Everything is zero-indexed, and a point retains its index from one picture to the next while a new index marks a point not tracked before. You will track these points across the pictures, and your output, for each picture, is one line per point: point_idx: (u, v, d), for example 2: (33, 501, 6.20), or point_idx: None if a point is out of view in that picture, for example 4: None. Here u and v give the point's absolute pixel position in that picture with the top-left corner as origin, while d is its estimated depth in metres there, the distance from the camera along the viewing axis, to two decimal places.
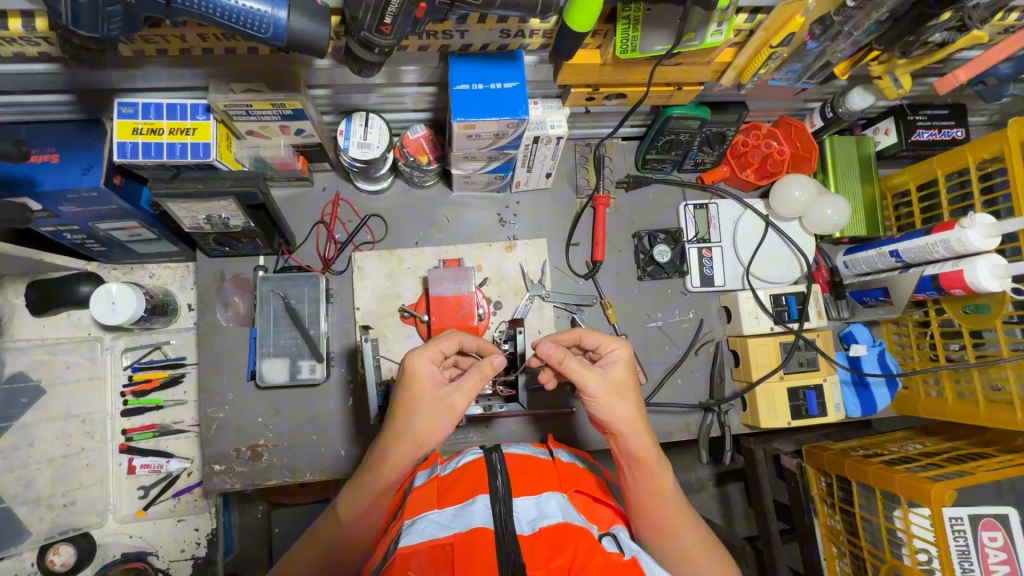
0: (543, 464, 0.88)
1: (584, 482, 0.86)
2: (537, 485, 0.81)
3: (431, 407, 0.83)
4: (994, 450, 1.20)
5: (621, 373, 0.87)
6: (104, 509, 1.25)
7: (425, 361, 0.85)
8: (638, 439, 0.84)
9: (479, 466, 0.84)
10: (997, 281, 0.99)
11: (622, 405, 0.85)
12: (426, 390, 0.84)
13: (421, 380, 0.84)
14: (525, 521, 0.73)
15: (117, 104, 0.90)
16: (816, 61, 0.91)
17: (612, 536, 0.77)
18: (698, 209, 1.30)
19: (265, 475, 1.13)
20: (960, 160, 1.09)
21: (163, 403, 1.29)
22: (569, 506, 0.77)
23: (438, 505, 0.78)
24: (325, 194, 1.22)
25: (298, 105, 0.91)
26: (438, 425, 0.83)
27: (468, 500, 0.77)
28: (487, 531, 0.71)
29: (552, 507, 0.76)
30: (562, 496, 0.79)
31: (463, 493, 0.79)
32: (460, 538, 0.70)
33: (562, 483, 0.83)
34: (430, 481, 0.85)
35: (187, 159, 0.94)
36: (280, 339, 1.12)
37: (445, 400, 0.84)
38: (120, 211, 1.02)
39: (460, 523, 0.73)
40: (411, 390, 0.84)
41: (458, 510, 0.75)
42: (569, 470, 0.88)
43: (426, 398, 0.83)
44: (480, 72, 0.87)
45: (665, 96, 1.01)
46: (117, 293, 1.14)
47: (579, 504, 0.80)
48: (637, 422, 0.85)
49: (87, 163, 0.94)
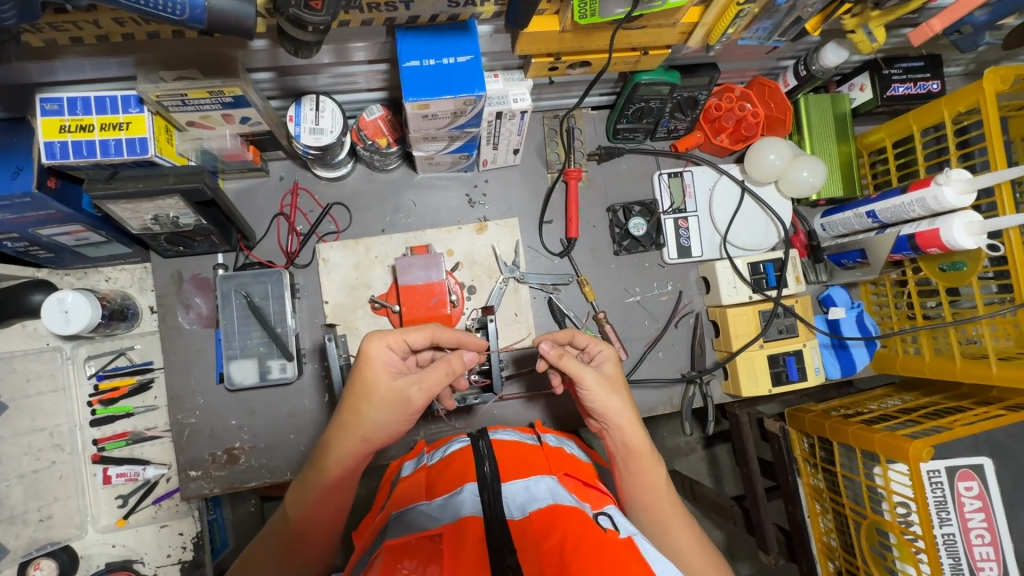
0: (531, 450, 0.86)
1: (573, 466, 0.83)
2: (526, 468, 0.78)
3: (383, 397, 0.80)
4: (969, 403, 1.22)
5: (610, 370, 0.91)
6: (83, 521, 1.22)
7: (383, 347, 0.82)
8: (634, 434, 0.86)
9: (466, 455, 0.81)
10: (972, 238, 0.97)
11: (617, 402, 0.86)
12: (377, 379, 0.81)
13: (374, 368, 0.81)
14: (515, 507, 0.70)
15: (39, 100, 0.83)
16: (786, 17, 0.87)
17: (607, 514, 0.72)
18: (672, 177, 1.26)
19: (244, 477, 1.11)
20: (937, 114, 1.05)
21: (134, 410, 1.25)
22: (559, 488, 0.74)
23: (427, 496, 0.75)
24: (283, 183, 1.16)
25: (238, 92, 0.85)
26: (391, 418, 0.81)
27: (457, 489, 0.74)
28: (477, 518, 0.68)
29: (542, 490, 0.73)
30: (551, 480, 0.76)
31: (452, 482, 0.76)
32: (450, 527, 0.67)
33: (551, 466, 0.80)
34: (419, 470, 0.82)
35: (123, 157, 0.87)
36: (247, 339, 1.08)
37: (403, 395, 0.80)
38: (61, 216, 0.96)
39: (449, 514, 0.70)
40: (363, 379, 0.81)
41: (447, 500, 0.72)
42: (558, 454, 0.85)
43: (375, 390, 0.81)
44: (430, 46, 0.81)
45: (631, 62, 0.96)
46: (70, 302, 1.09)
47: (570, 487, 0.77)
48: (633, 417, 0.87)
49: (16, 166, 0.87)
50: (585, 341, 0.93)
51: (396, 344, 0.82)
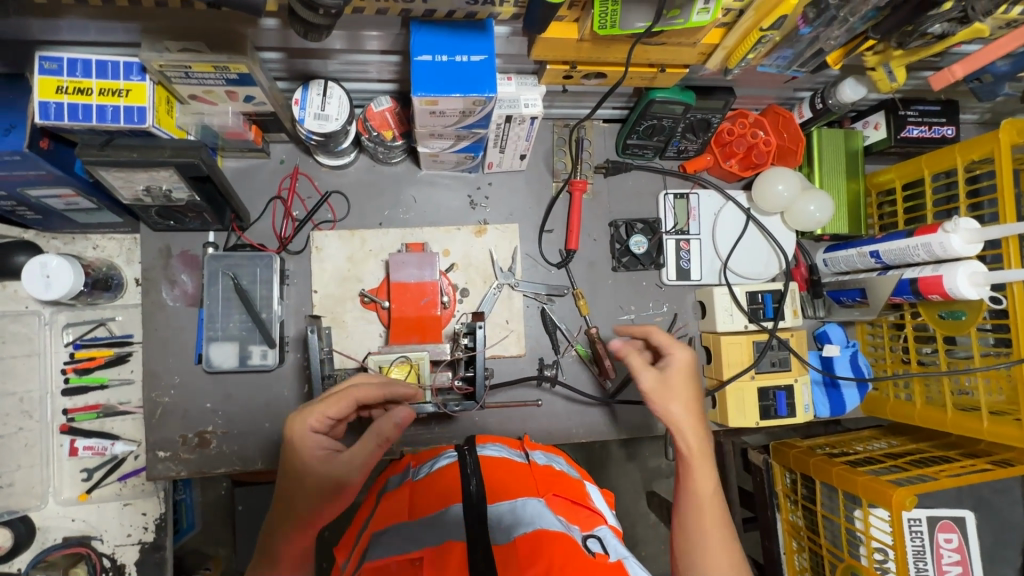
0: (520, 468, 0.83)
1: (561, 484, 0.81)
2: (513, 489, 0.75)
3: (313, 486, 0.74)
4: (956, 455, 1.21)
5: (678, 375, 0.88)
6: (44, 492, 1.18)
7: (305, 429, 0.75)
8: (692, 431, 0.84)
9: (452, 472, 0.78)
10: (976, 289, 0.95)
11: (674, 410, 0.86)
12: (309, 467, 0.75)
13: (308, 457, 0.74)
14: (500, 531, 0.67)
15: (38, 58, 0.81)
16: (808, 48, 0.85)
17: (596, 537, 0.72)
18: (678, 199, 1.25)
19: (213, 462, 1.08)
20: (950, 160, 1.04)
21: (108, 382, 1.22)
22: (546, 511, 0.71)
23: (409, 514, 0.73)
24: (283, 167, 1.13)
25: (243, 70, 0.83)
26: (327, 504, 0.75)
27: (442, 509, 0.72)
28: (460, 542, 0.65)
29: (529, 514, 0.70)
30: (539, 502, 0.74)
31: (437, 501, 0.74)
32: (431, 551, 0.64)
33: (538, 487, 0.78)
34: (403, 487, 0.80)
35: (119, 124, 0.85)
36: (230, 322, 1.05)
37: (336, 477, 0.74)
38: (51, 178, 0.93)
39: (431, 535, 0.67)
40: (295, 467, 0.75)
41: (430, 521, 0.70)
42: (546, 473, 0.83)
43: (304, 479, 0.74)
44: (444, 42, 0.79)
45: (647, 78, 0.95)
46: (53, 266, 1.06)
47: (558, 508, 0.75)
48: (694, 417, 0.85)
49: (8, 124, 0.85)
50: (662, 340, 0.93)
51: (322, 424, 0.76)
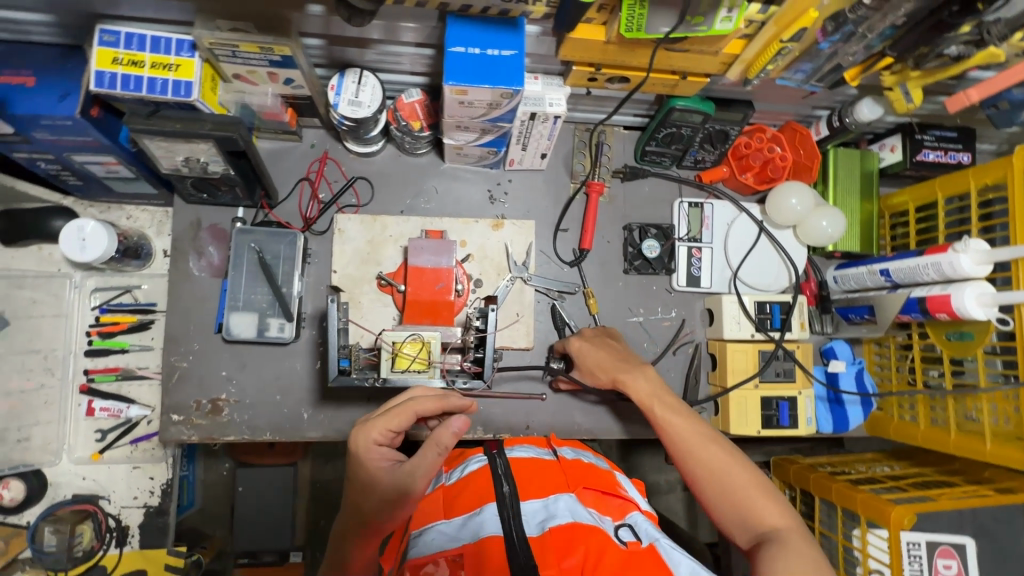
0: (550, 465, 0.87)
1: (592, 478, 0.84)
2: (545, 485, 0.79)
3: (378, 496, 0.76)
4: (960, 481, 1.20)
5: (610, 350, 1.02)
6: (59, 449, 1.22)
7: (368, 441, 0.77)
8: (632, 381, 0.94)
9: (484, 474, 0.80)
10: (983, 310, 0.96)
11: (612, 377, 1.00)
12: (372, 477, 0.76)
13: (371, 468, 0.76)
14: (535, 523, 0.72)
15: (98, 31, 0.86)
16: (826, 62, 0.88)
17: (628, 525, 0.76)
18: (692, 208, 1.27)
19: (223, 430, 1.11)
20: (963, 184, 1.06)
21: (129, 347, 1.26)
22: (579, 506, 0.76)
23: (446, 515, 0.77)
24: (313, 151, 1.18)
25: (287, 52, 0.88)
26: (392, 513, 0.76)
27: (477, 508, 0.75)
28: (498, 537, 0.70)
29: (561, 508, 0.74)
30: (571, 497, 0.77)
31: (471, 501, 0.77)
32: (470, 548, 0.69)
33: (569, 483, 0.81)
34: (438, 490, 0.82)
35: (167, 97, 0.90)
36: (252, 294, 1.09)
37: (396, 488, 0.74)
38: (97, 145, 0.98)
39: (468, 532, 0.72)
40: (360, 479, 0.77)
41: (465, 519, 0.74)
42: (576, 468, 0.86)
43: (369, 489, 0.76)
44: (477, 36, 0.84)
45: (669, 84, 0.98)
46: (89, 230, 1.11)
47: (589, 501, 0.79)
48: (632, 372, 0.96)
49: (63, 91, 0.90)
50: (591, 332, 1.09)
51: (383, 435, 0.78)
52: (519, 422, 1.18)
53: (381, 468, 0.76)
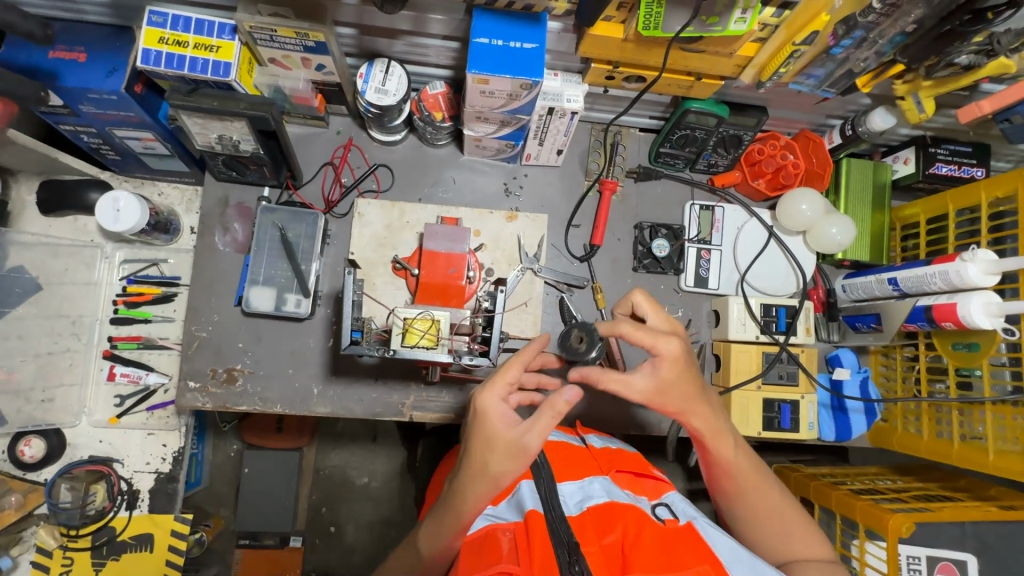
0: (581, 451, 0.92)
1: (622, 461, 0.90)
2: (579, 470, 0.85)
3: (506, 450, 0.71)
4: (963, 496, 1.19)
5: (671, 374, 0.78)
6: (79, 411, 1.27)
7: (491, 399, 0.72)
8: (699, 416, 0.83)
9: (521, 459, 0.87)
10: (989, 319, 0.97)
11: (681, 398, 0.80)
12: (497, 434, 0.71)
13: (496, 424, 0.71)
14: (574, 503, 0.79)
15: (148, 12, 0.92)
16: (838, 68, 0.91)
17: (664, 505, 0.81)
18: (704, 210, 1.29)
19: (236, 399, 1.15)
20: (974, 196, 1.07)
21: (152, 317, 1.31)
22: (613, 487, 0.82)
23: (491, 499, 0.85)
24: (338, 137, 1.23)
25: (321, 38, 0.93)
26: (515, 470, 0.72)
27: (517, 488, 0.82)
28: (538, 512, 0.75)
29: (597, 489, 0.81)
30: (605, 480, 0.83)
31: (512, 485, 0.84)
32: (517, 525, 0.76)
33: (602, 467, 0.87)
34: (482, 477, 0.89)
35: (206, 76, 0.95)
36: (272, 269, 1.14)
37: (525, 441, 0.71)
38: (138, 120, 1.04)
39: (512, 511, 0.79)
40: (483, 436, 0.72)
41: (509, 500, 0.82)
42: (606, 455, 0.92)
43: (500, 444, 0.71)
44: (501, 29, 0.88)
45: (684, 86, 1.01)
46: (123, 202, 1.17)
47: (623, 482, 0.85)
48: (694, 403, 0.82)
49: (111, 67, 0.96)
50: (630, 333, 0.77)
51: (507, 389, 0.73)
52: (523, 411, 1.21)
53: (509, 424, 0.71)
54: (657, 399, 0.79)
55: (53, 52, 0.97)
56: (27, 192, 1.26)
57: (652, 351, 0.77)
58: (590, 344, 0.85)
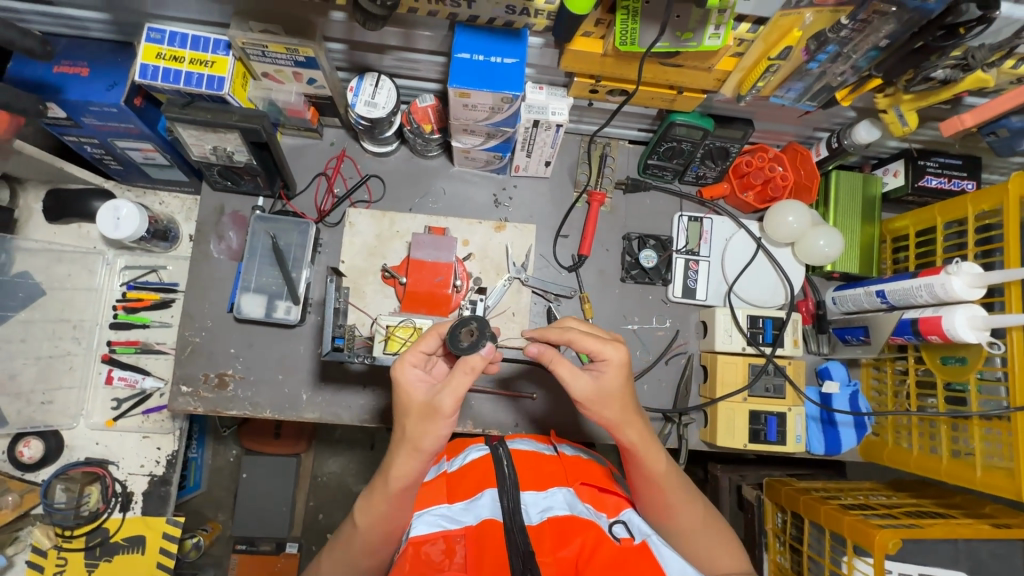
0: (550, 459, 0.96)
1: (588, 472, 0.93)
2: (544, 480, 0.90)
3: (419, 413, 0.77)
4: (957, 513, 1.17)
5: (614, 380, 0.83)
6: (77, 413, 1.30)
7: (407, 365, 0.80)
8: (632, 426, 0.86)
9: (486, 462, 0.91)
10: (975, 333, 0.97)
11: (620, 404, 0.84)
12: (410, 397, 0.79)
13: (410, 388, 0.79)
14: (535, 512, 0.85)
15: (146, 29, 0.96)
16: (816, 82, 0.92)
17: (621, 523, 0.86)
18: (692, 222, 1.30)
19: (227, 404, 1.17)
20: (961, 208, 1.07)
21: (150, 323, 1.35)
22: (575, 500, 0.87)
23: (449, 498, 0.88)
24: (332, 149, 1.27)
25: (310, 53, 0.96)
26: (432, 430, 0.77)
27: (479, 493, 0.87)
28: (498, 522, 0.82)
29: (559, 500, 0.86)
30: (568, 491, 0.88)
31: (475, 486, 0.89)
32: (471, 530, 0.82)
33: (567, 477, 0.91)
34: (440, 476, 0.92)
35: (201, 89, 0.99)
36: (264, 277, 1.16)
37: (433, 402, 0.76)
38: (137, 132, 1.08)
39: (472, 515, 0.84)
40: (401, 400, 0.80)
41: (467, 504, 0.86)
42: (575, 464, 0.95)
43: (414, 408, 0.78)
44: (483, 44, 0.91)
45: (667, 99, 1.03)
46: (123, 211, 1.21)
47: (586, 496, 0.89)
48: (630, 410, 0.86)
49: (112, 81, 1.00)
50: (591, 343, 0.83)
51: (422, 359, 0.81)
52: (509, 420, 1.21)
53: (420, 388, 0.78)
54: (595, 402, 0.84)
55: (58, 67, 1.01)
56: (34, 200, 1.31)
57: (598, 357, 0.83)
58: (481, 341, 0.81)
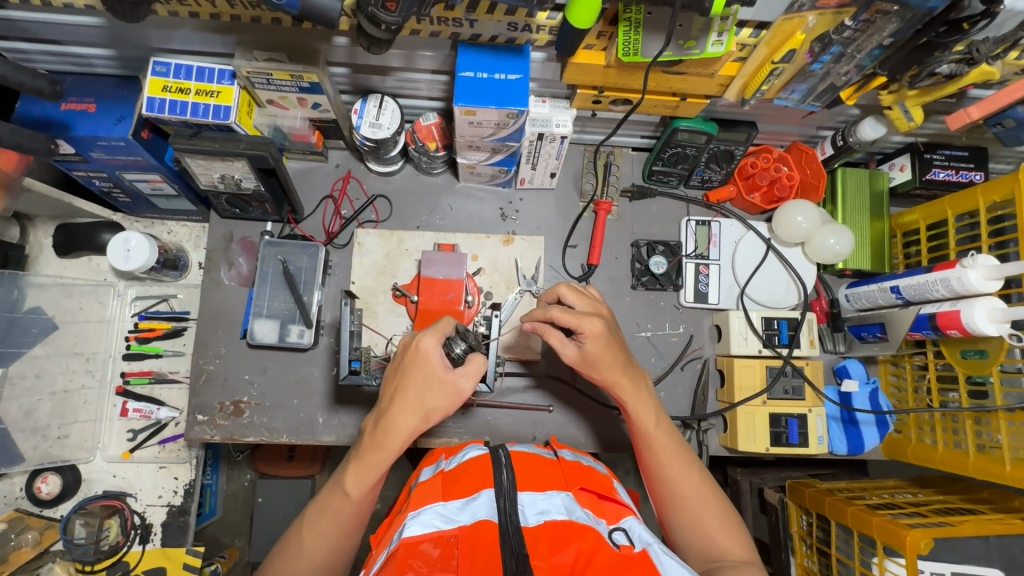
0: (549, 463, 0.89)
1: (589, 478, 0.85)
2: (543, 482, 0.81)
3: (438, 389, 0.85)
4: (986, 508, 1.15)
5: (594, 347, 0.91)
6: (93, 446, 1.30)
7: (435, 340, 0.86)
8: (622, 383, 0.94)
9: (484, 463, 0.84)
10: (995, 326, 0.96)
11: (604, 366, 0.93)
12: (433, 371, 0.85)
13: (436, 363, 0.85)
14: (532, 513, 0.75)
15: (152, 63, 0.97)
16: (820, 83, 0.92)
17: (622, 530, 0.76)
18: (700, 225, 1.30)
19: (244, 431, 1.17)
20: (971, 200, 1.06)
21: (163, 352, 1.35)
22: (574, 505, 0.77)
23: (443, 497, 0.78)
24: (337, 170, 1.27)
25: (315, 79, 0.97)
26: (445, 406, 0.86)
27: (474, 493, 0.78)
28: (492, 523, 0.72)
29: (557, 503, 0.77)
30: (567, 496, 0.79)
31: (469, 486, 0.79)
32: (465, 530, 0.72)
33: (566, 481, 0.83)
34: (437, 474, 0.85)
35: (208, 119, 0.99)
36: (276, 302, 1.17)
37: (458, 383, 0.86)
38: (145, 164, 1.09)
39: (466, 515, 0.75)
40: (422, 373, 0.85)
41: (464, 503, 0.76)
42: (575, 469, 0.88)
43: (435, 383, 0.85)
44: (486, 61, 0.91)
45: (670, 106, 1.03)
46: (133, 242, 1.21)
47: (585, 501, 0.80)
48: (619, 373, 0.94)
49: (119, 115, 1.01)
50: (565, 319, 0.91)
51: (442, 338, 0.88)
52: (527, 433, 1.20)
53: (443, 364, 0.85)
54: (584, 365, 0.95)
55: (66, 104, 1.02)
56: (44, 235, 1.32)
57: (578, 331, 0.91)
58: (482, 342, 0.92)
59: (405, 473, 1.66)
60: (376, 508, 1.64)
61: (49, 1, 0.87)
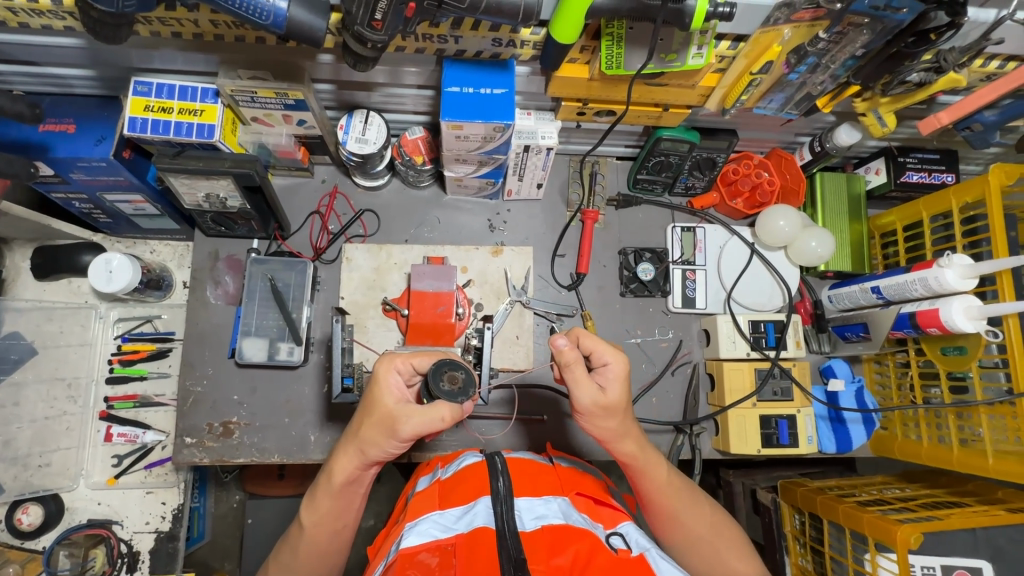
0: (545, 469, 0.89)
1: (584, 484, 0.85)
2: (538, 488, 0.81)
3: (378, 418, 0.81)
4: (971, 500, 1.17)
5: (616, 392, 0.87)
6: (77, 473, 1.26)
7: (390, 370, 0.83)
8: (632, 440, 0.89)
9: (480, 471, 0.83)
10: (973, 323, 0.98)
11: (619, 417, 0.88)
12: (378, 398, 0.81)
13: (384, 392, 0.81)
14: (529, 518, 0.75)
15: (133, 82, 0.95)
16: (797, 92, 0.96)
17: (619, 534, 0.76)
18: (685, 232, 1.32)
19: (234, 452, 1.15)
20: (945, 202, 1.09)
21: (148, 374, 1.32)
22: (571, 509, 0.77)
23: (440, 506, 0.78)
24: (323, 186, 1.27)
25: (300, 96, 0.97)
26: (382, 440, 0.81)
27: (471, 502, 0.77)
28: (489, 529, 0.72)
29: (554, 509, 0.76)
30: (562, 500, 0.79)
31: (466, 495, 0.79)
32: (463, 537, 0.72)
33: (563, 487, 0.83)
34: (433, 484, 0.84)
35: (192, 138, 0.98)
36: (265, 319, 1.15)
37: (397, 421, 0.80)
38: (127, 184, 1.07)
39: (463, 523, 0.74)
40: (370, 397, 0.82)
41: (462, 510, 0.76)
42: (570, 475, 0.87)
43: (377, 411, 0.81)
44: (471, 76, 0.92)
45: (653, 116, 1.06)
46: (115, 263, 1.19)
47: (582, 506, 0.80)
48: (627, 425, 0.89)
49: (99, 135, 1.00)
50: (591, 345, 0.88)
51: (406, 369, 0.84)
52: (522, 444, 1.19)
53: (392, 394, 0.81)
54: (597, 413, 0.87)
55: (44, 125, 1.00)
56: (22, 259, 1.29)
57: (603, 364, 0.89)
58: (462, 392, 0.82)
59: (397, 487, 1.64)
60: (369, 525, 1.61)
61: (26, 23, 0.85)
